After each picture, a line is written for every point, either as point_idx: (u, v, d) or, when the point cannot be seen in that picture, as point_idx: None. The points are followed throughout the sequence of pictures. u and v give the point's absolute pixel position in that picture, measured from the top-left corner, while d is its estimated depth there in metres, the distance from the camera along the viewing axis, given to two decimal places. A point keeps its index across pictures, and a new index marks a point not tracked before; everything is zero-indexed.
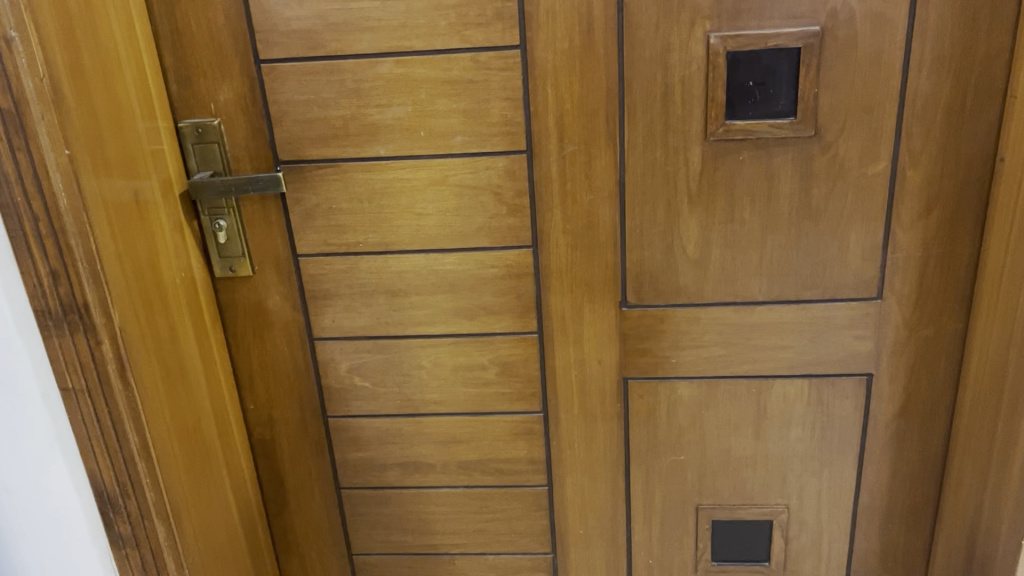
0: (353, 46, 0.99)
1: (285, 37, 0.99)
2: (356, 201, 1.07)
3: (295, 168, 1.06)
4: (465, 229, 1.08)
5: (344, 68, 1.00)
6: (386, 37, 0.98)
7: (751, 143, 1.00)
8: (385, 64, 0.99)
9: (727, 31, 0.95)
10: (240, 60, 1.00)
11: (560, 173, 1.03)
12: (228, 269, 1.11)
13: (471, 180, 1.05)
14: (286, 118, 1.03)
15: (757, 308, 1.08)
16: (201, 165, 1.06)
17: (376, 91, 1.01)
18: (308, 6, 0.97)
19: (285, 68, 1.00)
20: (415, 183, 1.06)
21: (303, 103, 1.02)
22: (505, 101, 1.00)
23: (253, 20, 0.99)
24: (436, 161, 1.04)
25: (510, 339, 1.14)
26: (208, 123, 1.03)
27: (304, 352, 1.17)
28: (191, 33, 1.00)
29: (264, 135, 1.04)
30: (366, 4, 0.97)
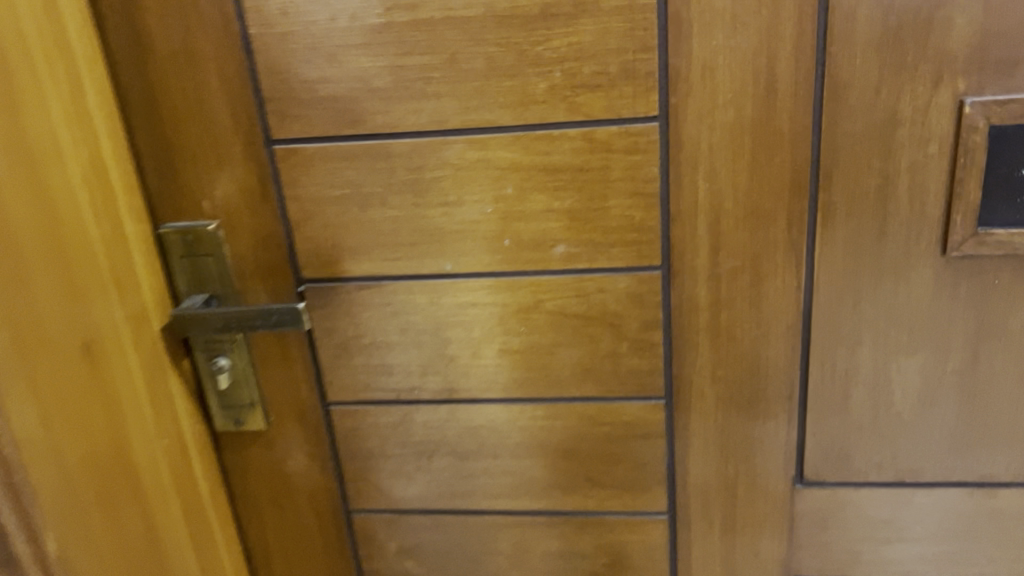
0: (406, 120, 0.66)
1: (309, 108, 0.67)
2: (409, 332, 0.74)
3: (325, 291, 0.74)
4: (563, 371, 0.74)
5: (395, 151, 0.68)
6: (455, 106, 0.66)
7: (1016, 261, 0.65)
8: (454, 146, 0.67)
9: (994, 94, 0.60)
10: (244, 139, 0.69)
11: (711, 300, 0.70)
12: (232, 422, 0.79)
13: (577, 306, 0.71)
14: (312, 221, 0.71)
15: (1001, 492, 0.73)
16: (192, 285, 0.74)
17: (440, 183, 0.68)
18: (342, 62, 0.65)
19: (309, 151, 0.68)
20: (496, 309, 0.72)
21: (334, 199, 0.70)
22: (632, 197, 0.67)
23: (262, 83, 0.67)
24: (527, 280, 0.71)
25: (627, 522, 0.79)
26: (200, 228, 0.72)
27: (338, 527, 0.85)
28: (173, 102, 0.68)
29: (281, 247, 0.72)
30: (428, 60, 0.64)
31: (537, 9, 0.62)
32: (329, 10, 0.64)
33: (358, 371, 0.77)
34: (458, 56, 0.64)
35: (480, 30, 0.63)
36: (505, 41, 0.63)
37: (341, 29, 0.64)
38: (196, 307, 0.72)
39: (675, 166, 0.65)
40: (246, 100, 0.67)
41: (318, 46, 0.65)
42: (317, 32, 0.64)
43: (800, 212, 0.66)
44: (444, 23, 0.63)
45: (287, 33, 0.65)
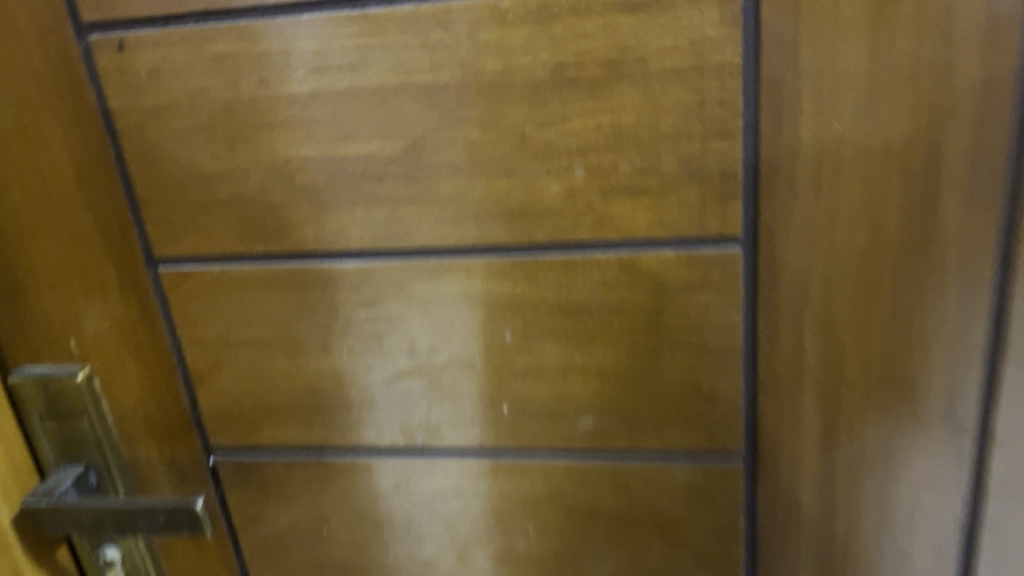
0: (349, 235, 0.43)
1: (205, 216, 0.44)
2: (367, 525, 0.51)
3: (247, 465, 0.51)
4: None
5: (334, 280, 0.45)
6: (423, 216, 0.43)
7: None
8: (423, 275, 0.44)
9: None
10: (117, 258, 0.46)
11: (817, 509, 0.45)
12: None
13: (611, 503, 0.47)
14: (220, 372, 0.48)
15: None
16: (59, 454, 0.51)
17: (404, 326, 0.45)
18: (248, 150, 0.42)
19: (209, 276, 0.46)
20: (491, 502, 0.49)
21: (250, 343, 0.47)
22: (694, 353, 0.43)
23: (135, 180, 0.44)
24: (536, 466, 0.47)
25: None
26: (64, 376, 0.49)
27: None
28: (13, 204, 0.46)
29: (180, 404, 0.50)
30: (378, 147, 0.41)
31: (545, 70, 0.38)
32: (224, 71, 0.41)
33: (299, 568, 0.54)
34: (425, 142, 0.41)
35: (457, 102, 0.40)
36: (497, 120, 0.40)
37: (243, 100, 0.41)
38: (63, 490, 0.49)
39: (766, 311, 0.42)
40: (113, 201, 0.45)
41: (211, 125, 0.42)
42: (207, 105, 0.42)
43: (964, 387, 0.41)
44: (401, 93, 0.40)
45: (163, 105, 0.42)
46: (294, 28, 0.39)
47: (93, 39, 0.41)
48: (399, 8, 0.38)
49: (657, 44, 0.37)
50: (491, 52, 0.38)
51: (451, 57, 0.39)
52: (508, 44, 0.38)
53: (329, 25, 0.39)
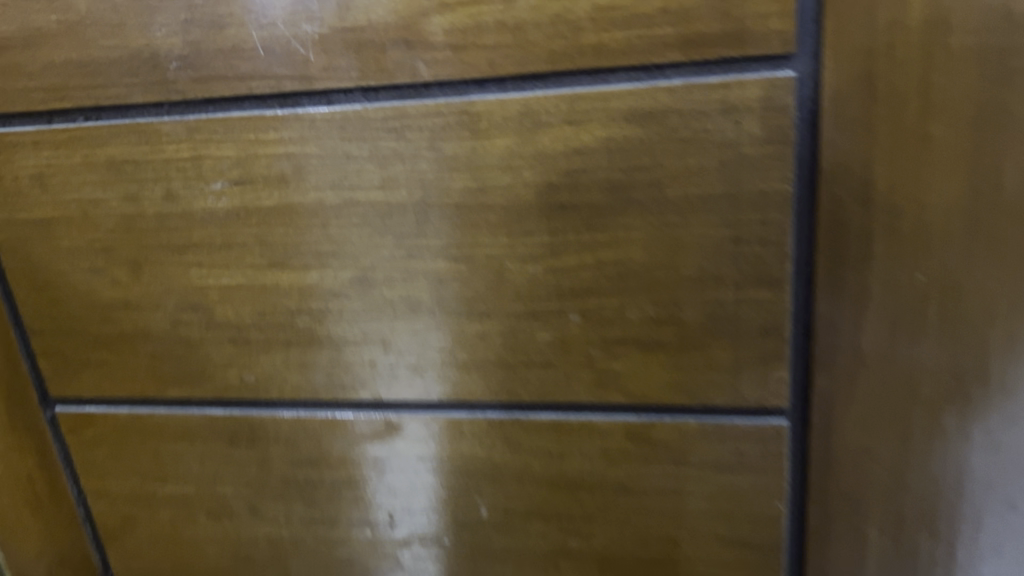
0: (284, 382, 0.34)
1: (108, 351, 0.35)
2: None
3: None
4: None
5: (266, 434, 0.35)
6: (375, 363, 0.33)
7: None
8: (377, 433, 0.34)
9: None
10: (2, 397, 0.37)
11: None
12: None
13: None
14: (135, 531, 0.39)
15: None
16: None
17: (353, 491, 0.36)
18: (155, 275, 0.33)
19: (115, 421, 0.37)
20: None
21: (168, 500, 0.38)
22: (722, 546, 0.33)
23: (21, 306, 0.35)
24: None
25: None
26: None
27: None
28: None
29: (87, 565, 0.40)
30: (318, 278, 0.32)
31: (530, 192, 0.29)
32: (122, 181, 0.32)
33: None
34: (377, 274, 0.32)
35: (417, 227, 0.31)
36: (469, 251, 0.30)
37: (147, 217, 0.32)
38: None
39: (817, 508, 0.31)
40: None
41: (109, 245, 0.33)
42: (104, 221, 0.33)
43: None
44: (345, 214, 0.31)
45: (51, 218, 0.33)
46: (206, 130, 0.30)
47: None
48: (339, 108, 0.29)
49: (678, 164, 0.27)
50: (460, 167, 0.29)
51: (408, 172, 0.30)
52: (481, 158, 0.29)
53: (249, 128, 0.30)
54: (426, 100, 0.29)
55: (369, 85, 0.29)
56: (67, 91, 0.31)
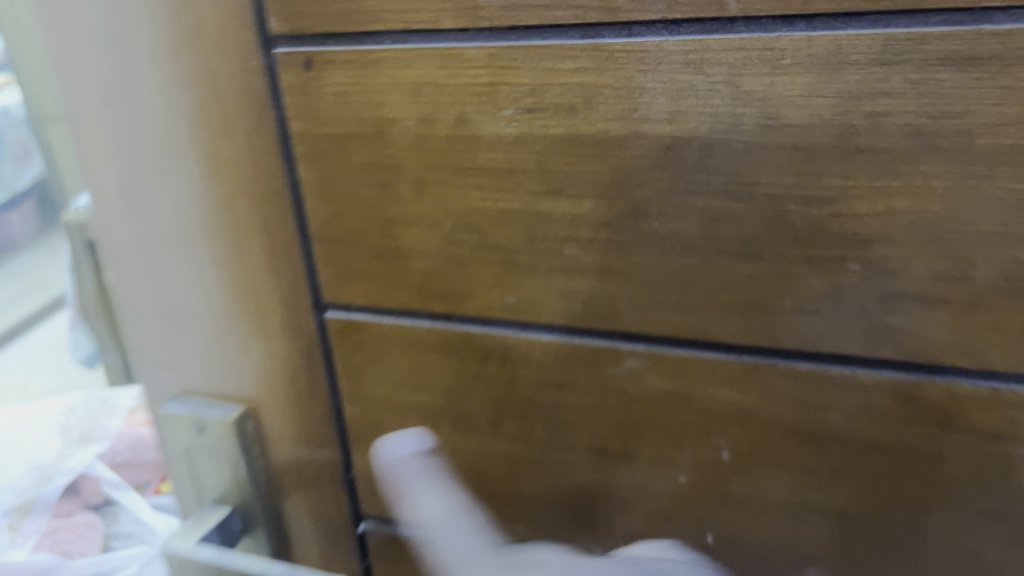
0: (544, 307, 0.36)
1: (382, 261, 0.38)
2: None
3: (392, 534, 0.44)
4: None
5: (517, 355, 0.37)
6: (633, 296, 0.34)
7: None
8: (628, 367, 0.35)
9: None
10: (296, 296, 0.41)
11: None
12: None
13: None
14: (379, 434, 0.42)
15: None
16: (209, 492, 0.47)
17: (593, 420, 0.37)
18: (439, 193, 0.36)
19: (377, 330, 0.40)
20: None
21: (416, 409, 0.41)
22: (980, 518, 0.32)
23: (311, 215, 0.39)
24: None
25: None
26: (215, 417, 0.45)
27: None
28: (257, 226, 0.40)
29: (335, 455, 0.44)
30: (591, 206, 0.33)
31: (826, 134, 0.29)
32: (420, 103, 0.34)
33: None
34: (650, 207, 0.32)
35: (698, 164, 0.31)
36: (749, 189, 0.31)
37: (438, 136, 0.34)
38: (204, 538, 0.44)
39: None
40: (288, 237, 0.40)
41: (398, 163, 0.36)
42: (397, 138, 0.35)
43: None
44: (628, 145, 0.32)
45: (348, 134, 0.36)
46: (507, 57, 0.32)
47: (280, 51, 0.36)
48: (640, 40, 0.30)
49: (993, 112, 0.27)
50: (754, 103, 0.29)
51: (699, 106, 0.30)
52: (778, 95, 0.29)
53: (549, 56, 0.32)
54: (730, 34, 0.29)
55: (675, 17, 0.29)
56: (382, 15, 0.34)
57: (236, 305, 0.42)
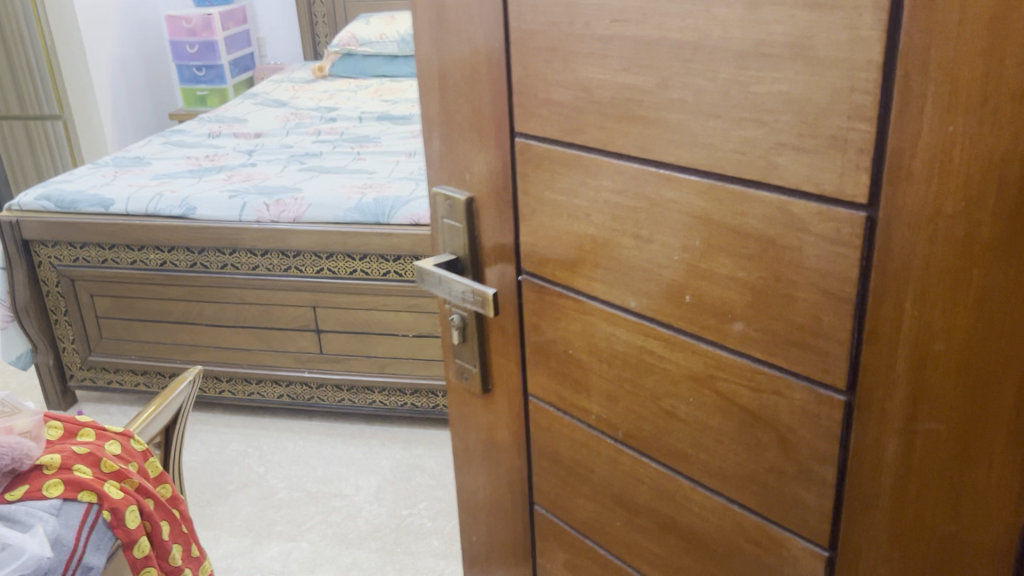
0: (617, 140, 0.68)
1: (543, 108, 0.73)
2: (594, 351, 0.78)
3: (536, 284, 0.80)
4: (727, 458, 0.71)
5: (602, 169, 0.70)
6: (658, 132, 0.65)
7: None
8: (653, 179, 0.67)
9: None
10: (498, 126, 0.77)
11: (896, 441, 0.61)
12: (464, 374, 0.92)
13: (752, 399, 0.68)
14: (534, 218, 0.78)
15: None
16: (449, 246, 0.86)
17: (634, 217, 0.69)
18: (573, 69, 0.69)
19: (536, 153, 0.75)
20: (669, 367, 0.72)
21: (552, 204, 0.75)
22: (822, 294, 0.61)
23: (513, 80, 0.74)
24: (702, 348, 0.69)
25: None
26: (457, 197, 0.82)
27: (521, 496, 0.93)
28: (485, 83, 0.76)
29: (510, 229, 0.80)
30: (643, 79, 0.64)
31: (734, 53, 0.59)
32: (568, 16, 0.68)
33: (558, 376, 0.83)
34: (668, 81, 0.63)
35: (693, 57, 0.61)
36: (715, 73, 0.60)
37: (576, 38, 0.68)
38: (437, 265, 0.83)
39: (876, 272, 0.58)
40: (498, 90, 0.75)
41: (556, 51, 0.70)
42: (559, 40, 0.69)
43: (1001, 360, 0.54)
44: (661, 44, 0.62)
45: (535, 34, 0.71)
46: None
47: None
48: None
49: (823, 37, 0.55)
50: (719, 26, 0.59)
51: (694, 26, 0.60)
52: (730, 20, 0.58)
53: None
54: None
55: None
56: None
57: (473, 128, 0.79)
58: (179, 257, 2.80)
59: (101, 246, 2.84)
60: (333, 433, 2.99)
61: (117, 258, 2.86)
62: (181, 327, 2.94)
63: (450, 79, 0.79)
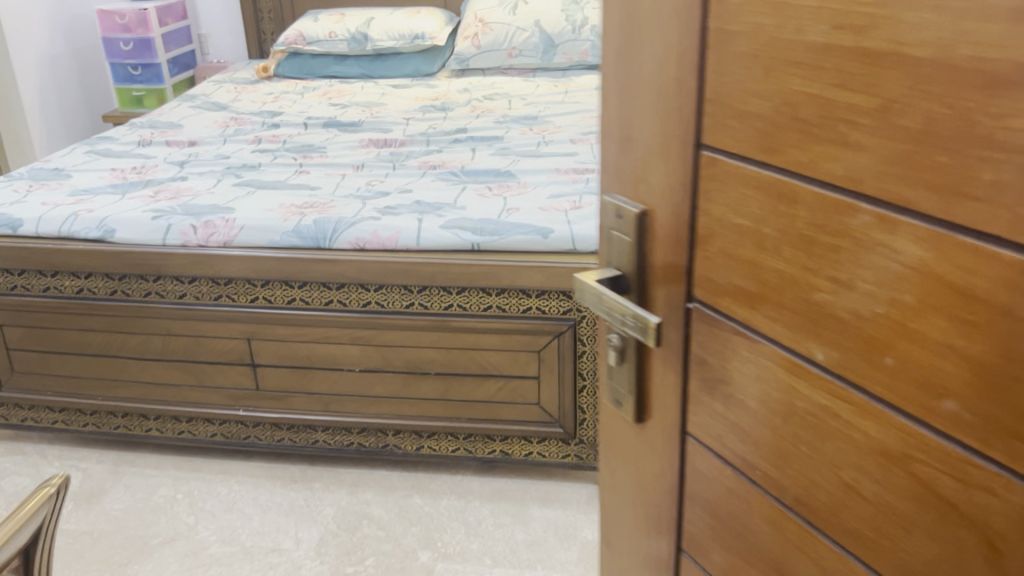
0: (822, 167, 0.64)
1: (738, 125, 0.71)
2: (766, 393, 0.75)
3: (708, 311, 0.79)
4: (917, 547, 0.64)
5: (800, 196, 0.67)
6: (878, 160, 0.60)
7: None
8: (863, 215, 0.62)
9: None
10: (683, 140, 0.77)
11: None
12: (615, 397, 0.95)
13: (956, 490, 0.60)
14: (715, 241, 0.77)
15: None
16: (616, 261, 0.89)
17: (831, 256, 0.65)
18: (779, 85, 0.66)
19: (726, 170, 0.74)
20: (854, 431, 0.67)
21: (739, 229, 0.74)
22: None
23: (705, 88, 0.73)
24: (899, 418, 0.63)
25: None
26: (630, 210, 0.85)
27: (669, 519, 0.93)
28: (673, 96, 0.77)
29: (688, 249, 0.80)
30: (867, 103, 0.60)
31: (1011, 67, 0.51)
32: (781, 19, 0.65)
33: (722, 416, 0.81)
34: (892, 105, 0.58)
35: (934, 79, 0.55)
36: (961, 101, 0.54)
37: (792, 50, 0.65)
38: (601, 279, 0.87)
39: None
40: (686, 100, 0.76)
41: (767, 66, 0.67)
42: (770, 52, 0.66)
43: None
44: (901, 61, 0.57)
45: (745, 44, 0.69)
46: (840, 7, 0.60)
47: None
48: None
49: None
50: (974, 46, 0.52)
51: (941, 40, 0.54)
52: (989, 40, 0.51)
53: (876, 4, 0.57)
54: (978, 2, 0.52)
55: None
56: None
57: (659, 141, 0.80)
58: (168, 287, 3.17)
59: (110, 277, 3.20)
60: (302, 479, 3.29)
61: (93, 289, 3.24)
62: (226, 369, 3.27)
63: (639, 89, 0.81)
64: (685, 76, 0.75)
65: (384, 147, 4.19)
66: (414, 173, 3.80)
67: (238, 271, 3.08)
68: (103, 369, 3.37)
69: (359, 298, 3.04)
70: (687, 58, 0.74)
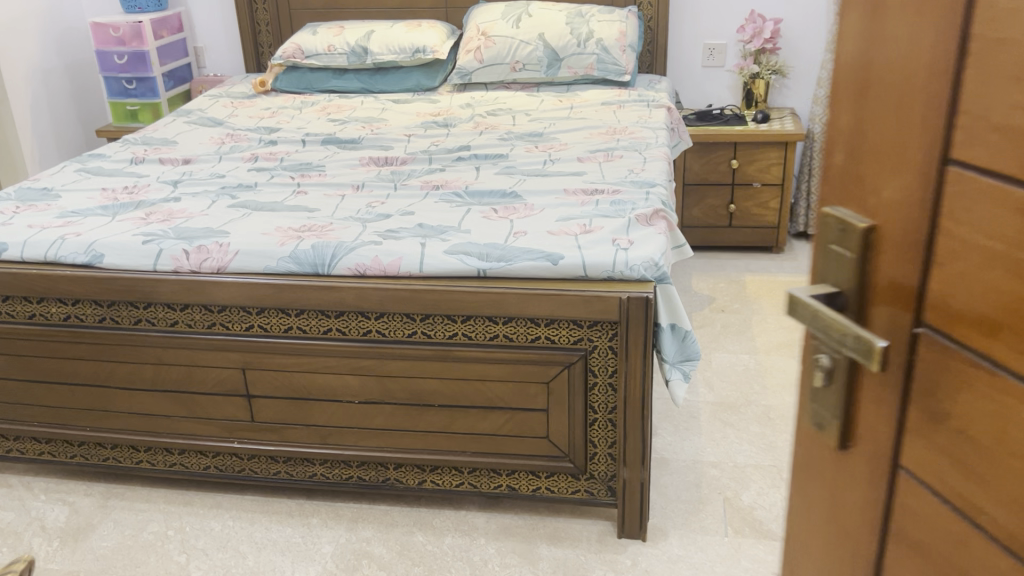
0: None
1: (997, 138, 0.67)
2: (1001, 432, 0.70)
3: (942, 337, 0.74)
4: None
5: None
6: None
7: None
8: None
9: None
10: (929, 152, 0.73)
11: None
12: (814, 424, 0.89)
13: None
14: (957, 264, 0.72)
15: None
16: (831, 279, 0.84)
17: None
18: None
19: (977, 185, 0.69)
20: None
21: (988, 253, 0.69)
22: None
23: (958, 96, 0.70)
24: None
25: None
26: (857, 225, 0.80)
27: (868, 561, 0.87)
28: (920, 106, 0.73)
29: (923, 269, 0.75)
30: None
31: None
32: None
33: (948, 445, 0.75)
34: None
35: None
36: None
37: None
38: (814, 295, 0.82)
39: None
40: (938, 107, 0.71)
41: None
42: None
43: None
44: None
45: (1011, 51, 0.65)
46: None
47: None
48: None
49: None
50: None
51: None
52: None
53: None
54: None
55: None
56: None
57: (895, 151, 0.76)
58: (159, 315, 3.00)
59: (98, 304, 3.03)
60: (300, 515, 3.13)
61: (82, 316, 3.07)
62: (220, 401, 3.11)
63: (880, 95, 0.77)
64: (938, 84, 0.71)
65: (385, 165, 4.07)
66: (416, 194, 3.65)
67: (228, 299, 2.89)
68: (92, 399, 3.21)
69: (359, 326, 2.87)
70: (940, 62, 0.71)
